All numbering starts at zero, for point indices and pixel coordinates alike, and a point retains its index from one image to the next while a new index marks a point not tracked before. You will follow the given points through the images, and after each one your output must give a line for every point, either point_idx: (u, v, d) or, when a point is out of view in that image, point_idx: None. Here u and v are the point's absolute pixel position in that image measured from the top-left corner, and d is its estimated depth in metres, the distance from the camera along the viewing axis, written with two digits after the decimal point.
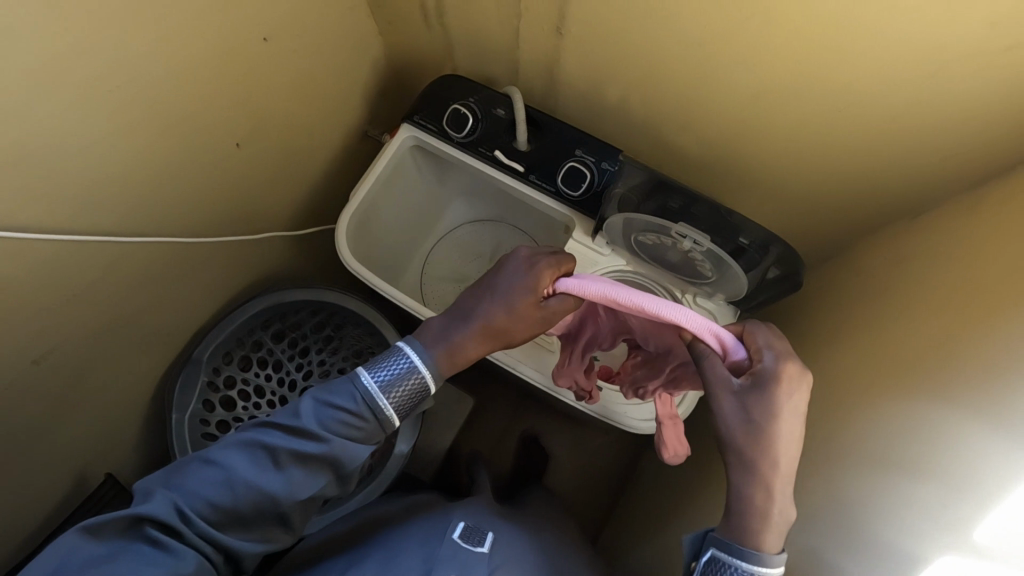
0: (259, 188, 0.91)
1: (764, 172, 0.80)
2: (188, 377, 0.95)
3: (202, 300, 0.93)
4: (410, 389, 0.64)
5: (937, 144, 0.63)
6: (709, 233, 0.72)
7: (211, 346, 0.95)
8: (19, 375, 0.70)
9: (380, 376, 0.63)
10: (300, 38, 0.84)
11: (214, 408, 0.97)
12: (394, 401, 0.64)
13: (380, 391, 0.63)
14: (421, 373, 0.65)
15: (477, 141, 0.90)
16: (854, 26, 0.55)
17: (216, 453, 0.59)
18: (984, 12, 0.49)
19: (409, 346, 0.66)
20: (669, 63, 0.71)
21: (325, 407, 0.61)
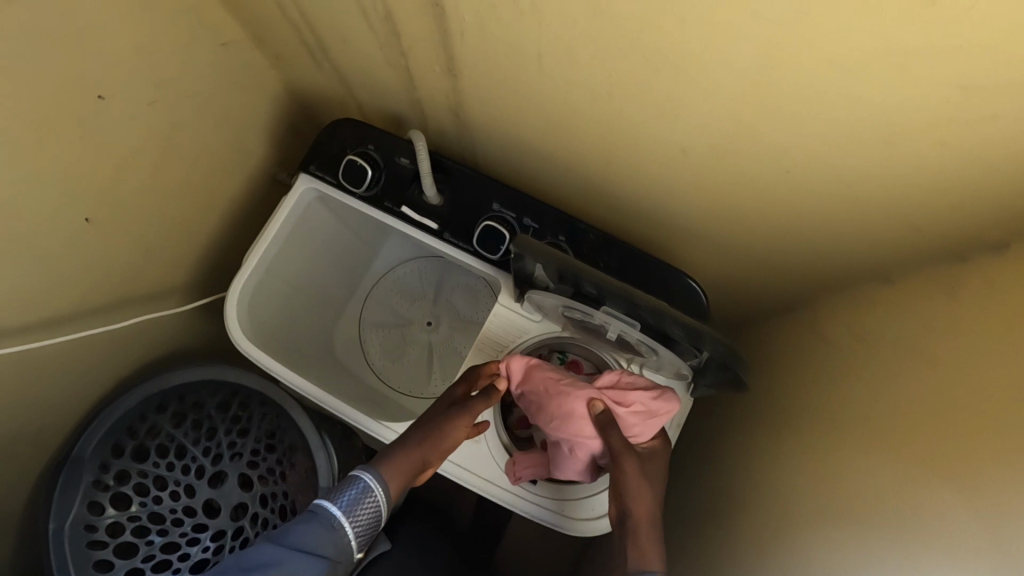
0: (132, 261, 0.79)
1: (711, 227, 0.68)
2: (68, 479, 0.82)
3: (77, 391, 0.81)
4: (372, 513, 0.57)
5: (909, 210, 0.51)
6: (635, 320, 0.63)
7: (93, 442, 0.83)
8: None
9: (342, 502, 0.56)
10: (157, 90, 0.70)
11: (102, 510, 0.84)
12: (360, 524, 0.57)
13: (344, 517, 0.56)
14: (375, 494, 0.58)
15: (380, 195, 0.77)
16: (791, 81, 0.42)
17: None
18: (952, 69, 0.36)
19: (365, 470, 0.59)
20: (583, 113, 0.58)
21: (293, 540, 0.53)
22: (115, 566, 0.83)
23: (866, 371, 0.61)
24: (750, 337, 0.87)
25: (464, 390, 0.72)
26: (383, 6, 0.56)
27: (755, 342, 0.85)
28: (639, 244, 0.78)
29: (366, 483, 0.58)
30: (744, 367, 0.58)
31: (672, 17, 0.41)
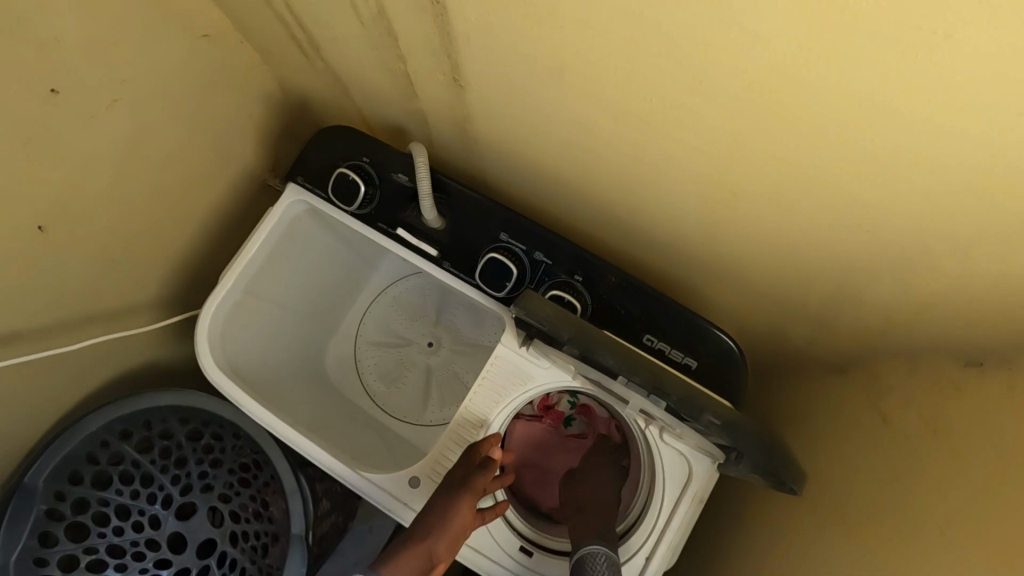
0: (96, 275, 0.71)
1: (751, 274, 0.57)
2: (16, 508, 0.74)
3: (29, 413, 0.73)
4: None
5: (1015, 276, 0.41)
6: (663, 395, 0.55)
7: (47, 470, 0.75)
8: None
9: None
10: (126, 86, 0.62)
11: (55, 544, 0.77)
12: None
13: None
14: None
15: (373, 215, 0.68)
16: (887, 110, 0.33)
17: None
18: None
19: None
20: (610, 138, 0.49)
21: None
22: None
23: (931, 466, 0.51)
24: (785, 392, 0.77)
25: (463, 472, 0.65)
26: (376, 2, 0.46)
27: (793, 399, 0.75)
28: (665, 284, 0.68)
29: None
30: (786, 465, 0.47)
31: (739, 28, 0.32)
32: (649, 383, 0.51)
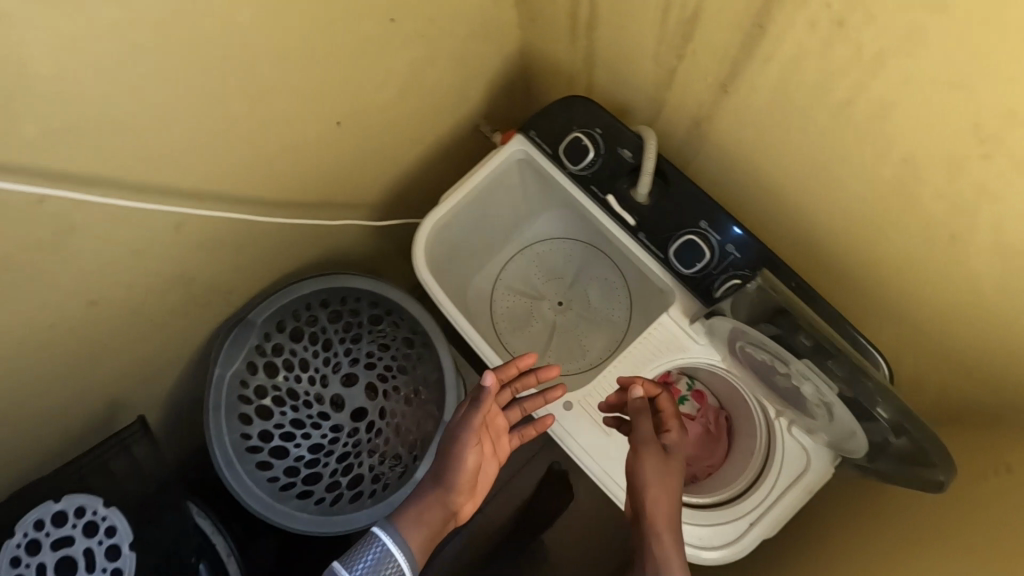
0: (346, 170, 0.86)
1: (921, 317, 0.65)
2: (239, 335, 0.93)
3: (268, 263, 0.90)
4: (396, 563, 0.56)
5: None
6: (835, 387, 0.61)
7: (264, 314, 0.93)
8: (75, 312, 0.69)
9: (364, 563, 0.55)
10: (433, 24, 0.76)
11: (256, 372, 0.95)
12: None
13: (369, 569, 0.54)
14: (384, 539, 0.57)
15: (591, 178, 0.80)
16: None
17: None
18: None
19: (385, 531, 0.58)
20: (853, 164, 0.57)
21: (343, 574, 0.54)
22: (253, 421, 0.94)
23: None
24: None
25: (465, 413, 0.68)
26: (692, 10, 0.57)
27: None
28: None
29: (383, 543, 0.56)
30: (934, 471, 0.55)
31: None
32: (848, 375, 0.57)
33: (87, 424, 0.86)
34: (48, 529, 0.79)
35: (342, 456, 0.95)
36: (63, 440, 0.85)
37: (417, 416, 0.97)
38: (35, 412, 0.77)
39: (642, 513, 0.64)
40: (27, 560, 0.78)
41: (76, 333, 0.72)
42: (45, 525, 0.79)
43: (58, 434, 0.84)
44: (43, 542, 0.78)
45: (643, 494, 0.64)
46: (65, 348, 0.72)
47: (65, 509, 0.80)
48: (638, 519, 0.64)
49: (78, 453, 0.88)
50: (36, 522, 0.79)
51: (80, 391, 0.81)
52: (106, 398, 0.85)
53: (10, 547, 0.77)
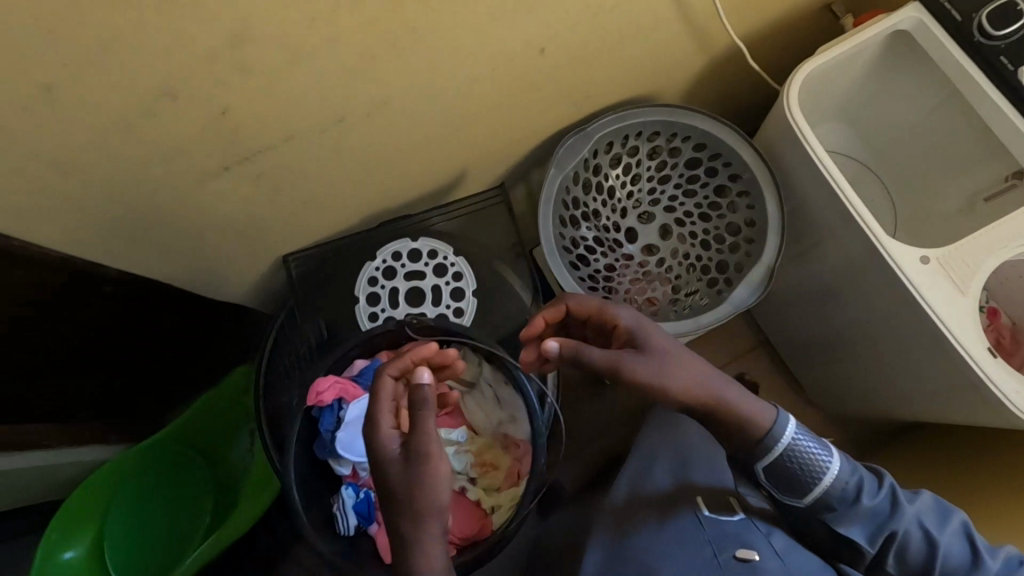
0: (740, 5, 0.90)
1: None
2: (576, 143, 0.98)
3: (626, 80, 0.96)
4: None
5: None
6: None
7: (602, 130, 0.98)
8: (525, 57, 0.77)
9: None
10: None
11: (578, 183, 1.01)
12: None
13: None
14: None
15: (1005, 49, 0.82)
16: None
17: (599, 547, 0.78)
18: None
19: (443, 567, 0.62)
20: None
21: None
22: (566, 226, 1.01)
23: None
24: None
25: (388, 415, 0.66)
26: None
27: None
28: None
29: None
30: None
31: None
32: None
33: (441, 185, 0.95)
34: (404, 261, 0.92)
35: (633, 280, 1.03)
36: (422, 188, 0.94)
37: (712, 260, 1.01)
38: (432, 152, 0.86)
39: (692, 398, 0.74)
40: (385, 280, 0.92)
41: (509, 79, 0.79)
42: (400, 258, 0.92)
43: (422, 186, 0.93)
44: (398, 270, 0.92)
45: (689, 387, 0.74)
46: (494, 92, 0.80)
47: (421, 247, 0.92)
48: (710, 405, 0.75)
49: (422, 209, 0.97)
50: (395, 253, 0.92)
51: (461, 149, 0.89)
52: (466, 165, 0.93)
53: (372, 270, 0.92)
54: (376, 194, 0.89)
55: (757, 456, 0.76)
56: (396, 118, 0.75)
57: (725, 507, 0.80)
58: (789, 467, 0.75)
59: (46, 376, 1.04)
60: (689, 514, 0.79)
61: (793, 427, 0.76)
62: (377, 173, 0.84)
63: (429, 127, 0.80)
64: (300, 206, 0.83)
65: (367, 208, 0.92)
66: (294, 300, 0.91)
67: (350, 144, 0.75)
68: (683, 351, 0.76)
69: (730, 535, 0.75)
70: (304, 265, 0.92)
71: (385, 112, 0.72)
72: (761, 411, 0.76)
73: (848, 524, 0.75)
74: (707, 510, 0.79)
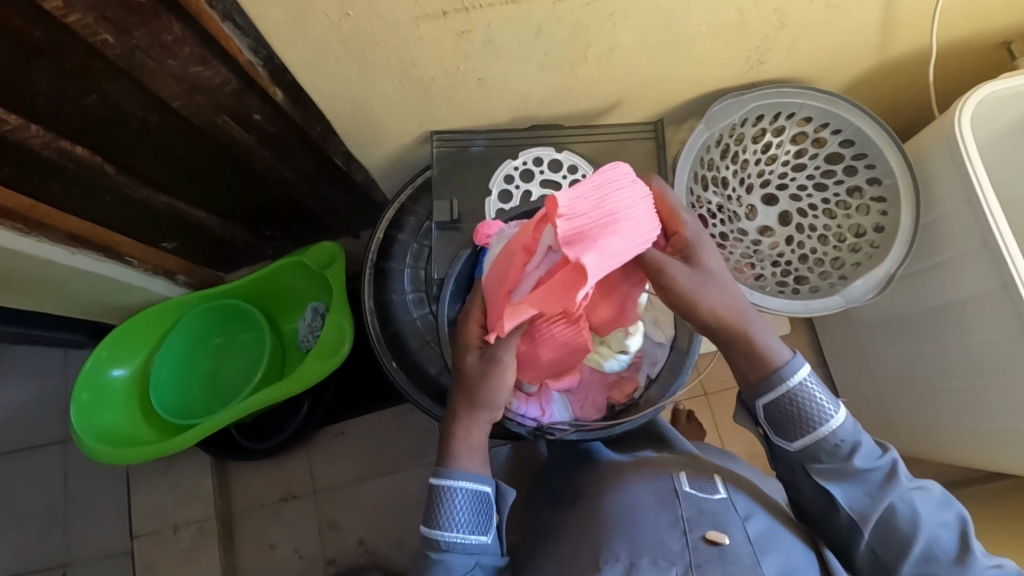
0: (939, 14, 0.90)
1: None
2: (729, 106, 0.98)
3: (798, 58, 0.95)
4: (452, 510, 0.68)
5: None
6: None
7: (758, 101, 0.97)
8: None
9: (453, 508, 0.68)
10: None
11: (718, 147, 1.01)
12: (460, 517, 0.68)
13: (451, 526, 0.67)
14: (456, 500, 0.68)
15: None
16: None
17: (608, 492, 0.77)
18: None
19: (459, 484, 0.68)
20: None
21: (455, 539, 0.67)
22: (694, 186, 1.02)
23: None
24: None
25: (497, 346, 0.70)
26: None
27: None
28: None
29: (454, 493, 0.68)
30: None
31: None
32: None
33: (592, 107, 0.95)
34: (544, 168, 0.94)
35: (741, 255, 1.05)
36: (579, 107, 0.95)
37: (825, 255, 1.04)
38: (599, 69, 0.86)
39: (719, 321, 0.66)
40: (520, 182, 0.94)
41: (701, 14, 0.80)
42: (540, 164, 0.94)
43: (575, 102, 0.93)
44: (535, 175, 0.94)
45: (721, 312, 0.66)
46: (681, 24, 0.81)
47: (564, 160, 0.94)
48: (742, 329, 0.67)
49: (566, 127, 0.98)
50: (536, 158, 0.94)
51: (625, 75, 0.89)
52: (622, 95, 0.94)
53: (510, 169, 0.94)
54: (534, 97, 0.90)
55: (764, 389, 0.69)
56: (591, 17, 0.75)
57: (708, 485, 0.75)
58: (798, 408, 0.69)
59: (162, 188, 1.06)
60: (670, 488, 0.74)
61: (805, 372, 0.69)
62: (547, 73, 0.85)
63: (610, 40, 0.81)
64: (465, 84, 0.83)
65: (518, 108, 0.92)
66: (430, 175, 0.94)
67: (540, 28, 0.75)
68: (730, 281, 0.67)
69: (707, 515, 0.70)
70: (447, 147, 0.93)
71: (586, 4, 0.73)
72: (775, 347, 0.68)
73: (831, 480, 0.70)
74: (689, 486, 0.74)
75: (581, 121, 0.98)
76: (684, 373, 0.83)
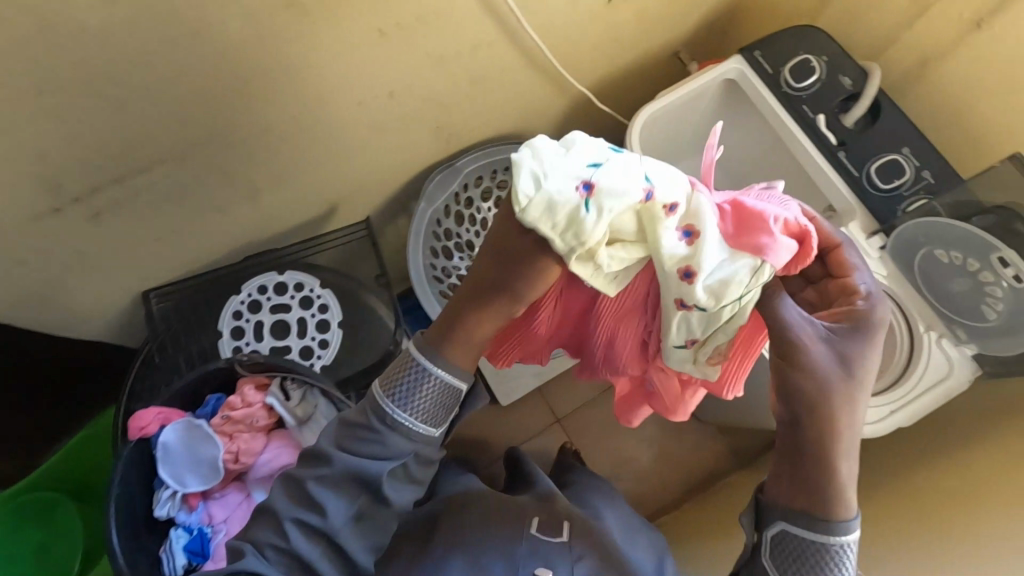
0: (585, 54, 0.97)
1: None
2: (446, 179, 1.03)
3: (489, 121, 1.01)
4: (426, 391, 0.60)
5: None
6: None
7: (469, 167, 1.04)
8: (370, 96, 0.81)
9: (398, 393, 0.60)
10: None
11: (449, 216, 1.06)
12: (416, 407, 0.61)
13: (392, 400, 0.60)
14: (433, 371, 0.60)
15: (805, 98, 0.92)
16: None
17: (451, 528, 0.84)
18: None
19: (423, 358, 0.60)
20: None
21: (351, 435, 0.62)
22: (438, 257, 1.06)
23: None
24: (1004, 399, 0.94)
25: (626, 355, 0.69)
26: None
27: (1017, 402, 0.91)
28: None
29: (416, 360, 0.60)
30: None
31: None
32: None
33: (312, 217, 0.97)
34: (269, 294, 0.94)
35: None
36: (296, 220, 0.96)
37: None
38: (291, 184, 0.89)
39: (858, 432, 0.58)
40: (249, 314, 0.94)
41: (358, 119, 0.84)
42: (266, 291, 0.94)
43: (290, 217, 0.95)
44: (262, 303, 0.94)
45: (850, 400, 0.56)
46: (344, 129, 0.84)
47: (287, 280, 0.94)
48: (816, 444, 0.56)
49: (294, 241, 1.00)
50: (261, 286, 0.94)
51: (323, 183, 0.92)
52: (334, 198, 0.96)
53: (236, 304, 0.93)
54: (240, 226, 0.91)
55: (795, 516, 0.56)
56: (240, 148, 0.78)
57: (555, 528, 0.84)
58: (814, 556, 0.55)
59: None
60: (518, 530, 0.83)
61: (855, 535, 0.56)
62: (237, 204, 0.86)
63: (280, 159, 0.83)
64: (152, 239, 0.83)
65: (232, 240, 0.92)
66: (149, 339, 0.91)
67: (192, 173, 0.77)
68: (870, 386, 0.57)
69: (539, 554, 0.79)
70: (169, 301, 0.91)
71: (226, 141, 0.76)
72: (847, 498, 0.56)
73: None
74: (537, 529, 0.84)
75: (308, 231, 0.99)
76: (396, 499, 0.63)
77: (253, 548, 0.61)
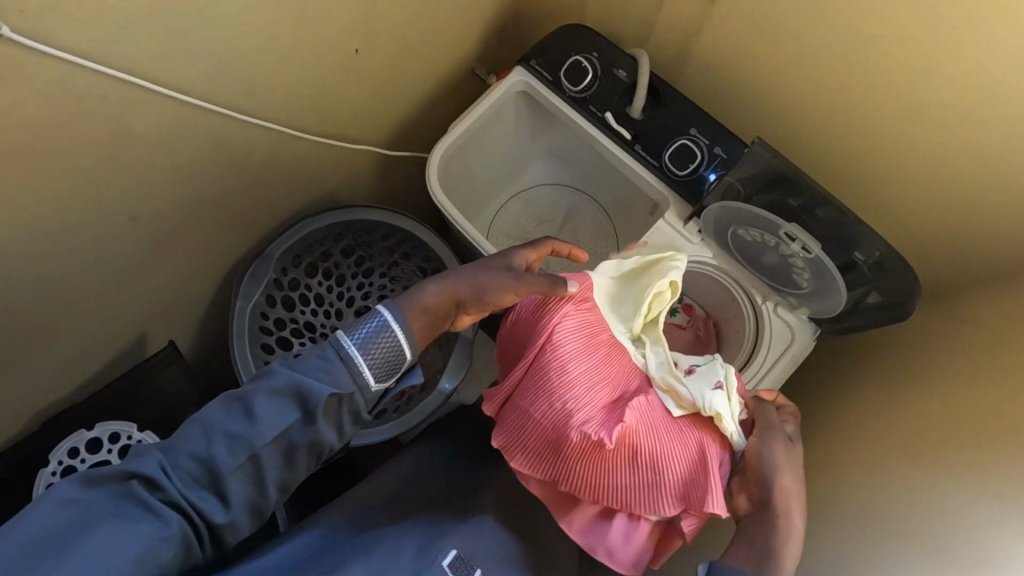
0: (365, 106, 0.91)
1: (908, 170, 0.76)
2: (258, 269, 0.96)
3: (286, 197, 0.94)
4: (384, 344, 0.61)
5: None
6: (822, 241, 0.72)
7: (279, 250, 0.96)
8: (117, 226, 0.72)
9: (356, 336, 0.60)
10: None
11: (275, 305, 0.99)
12: (373, 357, 0.60)
13: (357, 341, 0.60)
14: (395, 332, 0.61)
15: (590, 98, 0.88)
16: None
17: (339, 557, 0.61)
18: None
19: (387, 307, 0.62)
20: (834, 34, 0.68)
21: (299, 361, 0.59)
22: (274, 351, 0.98)
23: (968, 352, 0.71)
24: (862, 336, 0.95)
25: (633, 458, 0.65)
26: None
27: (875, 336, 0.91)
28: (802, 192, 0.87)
29: (382, 317, 0.61)
30: (913, 293, 0.70)
31: None
32: (823, 221, 0.72)
33: (117, 354, 0.88)
34: (83, 455, 0.81)
35: None
36: (98, 364, 0.86)
37: None
38: (70, 334, 0.79)
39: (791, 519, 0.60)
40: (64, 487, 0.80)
41: (116, 250, 0.75)
42: (78, 453, 0.81)
43: (88, 364, 0.85)
44: (77, 469, 0.80)
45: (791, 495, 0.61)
46: (105, 265, 0.75)
47: (100, 434, 0.82)
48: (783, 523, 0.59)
49: (105, 382, 0.89)
50: (70, 449, 0.81)
51: (111, 320, 0.83)
52: (134, 329, 0.87)
53: (46, 478, 0.79)
54: (27, 394, 0.80)
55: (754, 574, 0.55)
56: None
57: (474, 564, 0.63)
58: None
59: None
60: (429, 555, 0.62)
61: None
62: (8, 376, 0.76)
63: (37, 318, 0.73)
64: None
65: (25, 411, 0.82)
66: None
67: None
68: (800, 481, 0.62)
69: None
70: None
71: None
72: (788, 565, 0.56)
73: None
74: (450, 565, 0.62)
75: (119, 368, 0.90)
76: (330, 439, 0.59)
77: (158, 454, 0.54)
